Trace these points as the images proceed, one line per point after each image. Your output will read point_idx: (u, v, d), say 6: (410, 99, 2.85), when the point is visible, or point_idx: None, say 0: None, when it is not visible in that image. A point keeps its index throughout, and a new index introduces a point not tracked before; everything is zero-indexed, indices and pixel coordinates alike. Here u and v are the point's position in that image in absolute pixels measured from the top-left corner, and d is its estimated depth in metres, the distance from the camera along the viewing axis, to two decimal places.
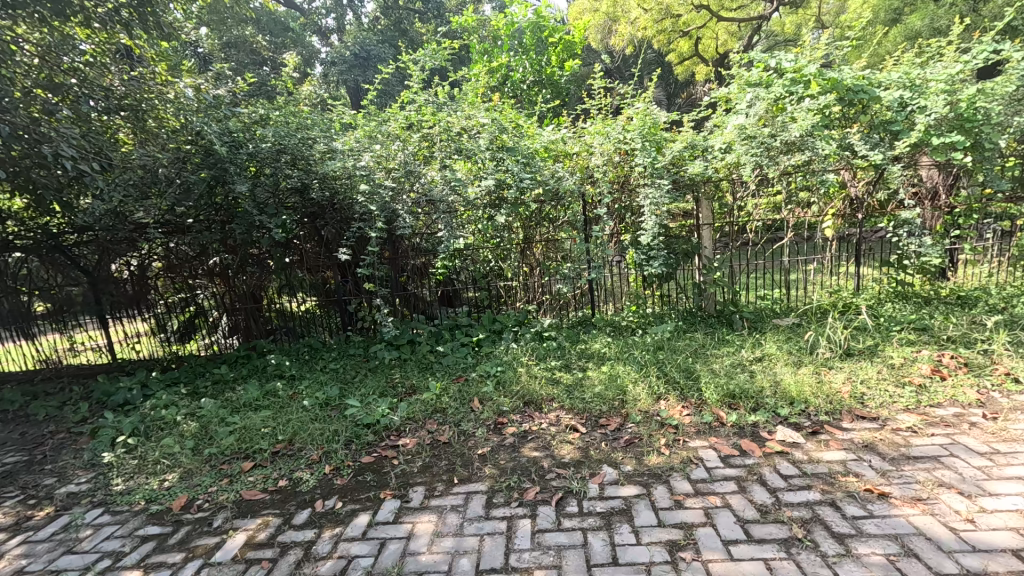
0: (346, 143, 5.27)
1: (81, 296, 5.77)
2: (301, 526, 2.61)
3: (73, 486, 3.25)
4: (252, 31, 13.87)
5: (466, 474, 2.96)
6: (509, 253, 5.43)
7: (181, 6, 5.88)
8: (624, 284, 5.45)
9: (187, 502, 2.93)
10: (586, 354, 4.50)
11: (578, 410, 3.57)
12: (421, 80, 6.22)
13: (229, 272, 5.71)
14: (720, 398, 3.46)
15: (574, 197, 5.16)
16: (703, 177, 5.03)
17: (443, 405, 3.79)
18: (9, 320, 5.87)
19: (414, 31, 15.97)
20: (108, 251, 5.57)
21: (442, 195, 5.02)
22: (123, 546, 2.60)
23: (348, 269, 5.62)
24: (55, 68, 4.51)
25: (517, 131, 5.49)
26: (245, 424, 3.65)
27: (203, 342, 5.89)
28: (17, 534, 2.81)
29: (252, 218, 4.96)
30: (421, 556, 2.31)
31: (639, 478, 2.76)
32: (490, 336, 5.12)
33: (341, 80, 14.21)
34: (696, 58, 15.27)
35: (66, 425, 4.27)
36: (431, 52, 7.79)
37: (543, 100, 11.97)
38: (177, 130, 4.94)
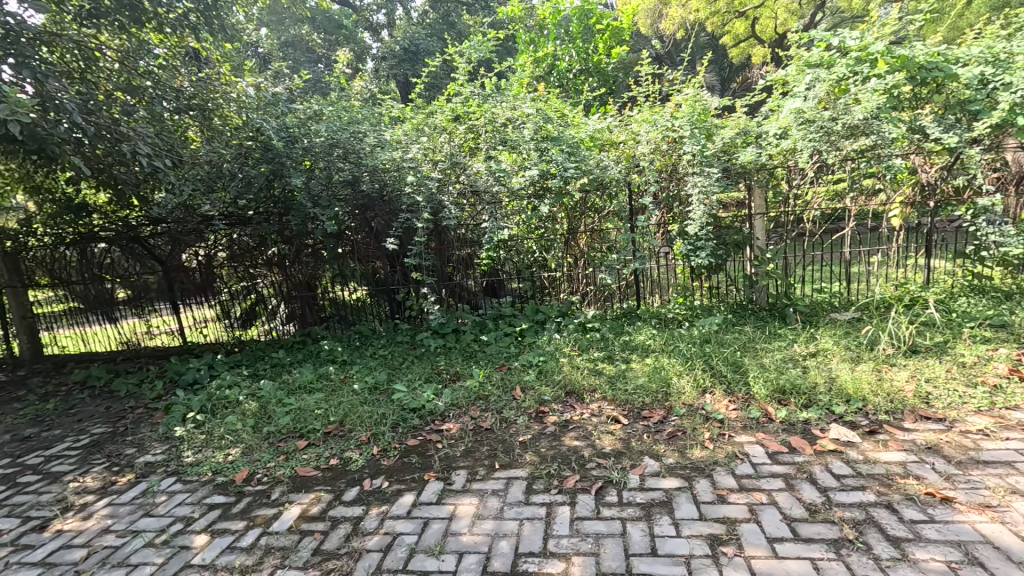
0: (394, 135, 5.44)
1: (156, 283, 6.26)
2: (350, 502, 2.75)
3: (150, 456, 3.56)
4: (307, 30, 14.55)
5: (508, 460, 3.02)
6: (553, 243, 5.42)
7: (244, 8, 6.17)
8: (671, 275, 5.32)
9: (248, 475, 3.15)
10: (630, 346, 4.45)
11: (620, 401, 3.55)
12: (467, 73, 6.27)
13: (286, 262, 6.00)
14: (768, 393, 3.35)
15: (620, 186, 5.10)
16: (755, 164, 4.84)
17: (486, 393, 3.86)
18: (96, 305, 6.46)
19: (461, 24, 16.11)
20: (179, 241, 6.01)
21: (487, 186, 5.09)
22: (193, 512, 2.83)
23: (396, 259, 5.79)
24: (133, 72, 4.89)
25: (562, 120, 5.49)
26: (300, 406, 3.86)
27: (263, 328, 6.24)
28: (104, 496, 3.11)
29: (306, 210, 5.15)
30: (462, 537, 2.39)
31: (681, 471, 2.73)
32: (533, 326, 5.16)
33: (391, 75, 14.53)
34: (752, 40, 14.65)
35: (144, 401, 4.66)
36: (477, 43, 7.86)
37: (589, 88, 11.82)
38: (240, 128, 5.30)
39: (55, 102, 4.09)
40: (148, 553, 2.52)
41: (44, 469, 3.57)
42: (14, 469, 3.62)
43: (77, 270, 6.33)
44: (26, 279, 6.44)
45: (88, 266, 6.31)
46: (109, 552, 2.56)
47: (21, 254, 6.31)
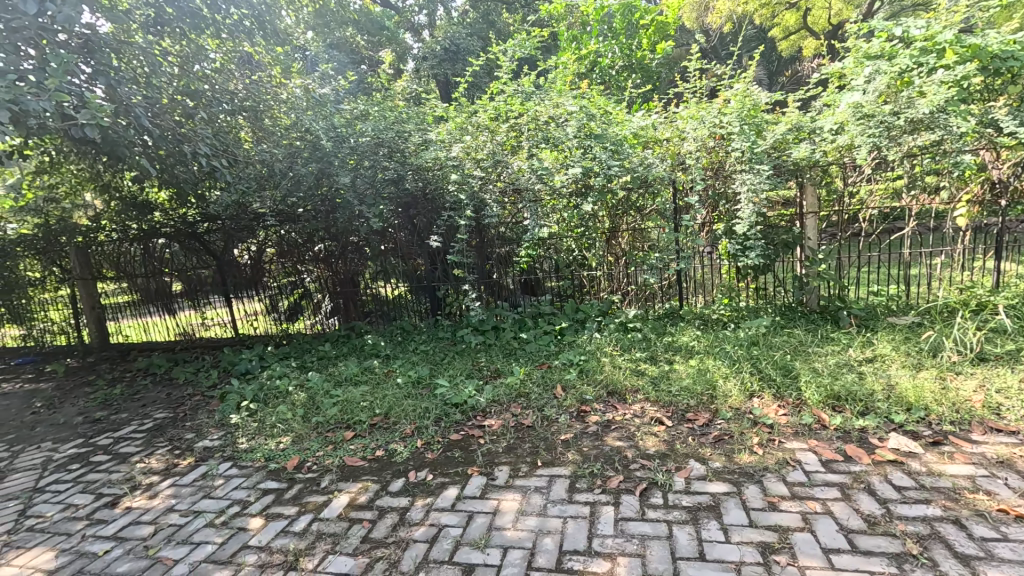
0: (439, 134, 5.50)
1: (211, 277, 6.57)
2: (396, 493, 2.82)
3: (208, 441, 3.74)
4: (352, 32, 14.60)
5: (550, 458, 3.03)
6: (594, 242, 5.38)
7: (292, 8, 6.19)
8: (715, 276, 5.20)
9: (299, 463, 3.27)
10: (673, 346, 4.38)
11: (664, 403, 3.50)
12: (510, 71, 6.29)
13: (331, 258, 6.19)
14: (822, 399, 3.22)
15: (664, 184, 5.01)
16: (808, 161, 4.65)
17: (527, 390, 3.88)
18: (156, 297, 6.82)
19: (501, 22, 16.16)
20: (232, 237, 6.29)
21: (529, 184, 5.09)
22: (249, 496, 2.97)
23: (437, 257, 5.87)
24: (191, 76, 5.18)
25: (606, 117, 5.41)
26: (347, 398, 3.99)
27: (309, 322, 6.43)
28: (168, 477, 3.30)
29: (353, 208, 5.31)
30: (506, 532, 2.41)
31: (729, 476, 2.67)
32: (573, 325, 5.14)
33: (431, 75, 14.71)
34: (803, 32, 14.25)
35: (201, 389, 4.91)
36: (520, 42, 7.90)
37: (633, 84, 11.65)
38: (289, 128, 5.47)
39: (125, 107, 4.41)
40: (209, 532, 2.65)
41: (113, 450, 3.81)
42: (87, 449, 3.89)
43: (140, 264, 6.72)
44: (95, 272, 6.90)
45: (149, 260, 6.68)
46: (173, 530, 2.72)
47: (92, 248, 6.77)
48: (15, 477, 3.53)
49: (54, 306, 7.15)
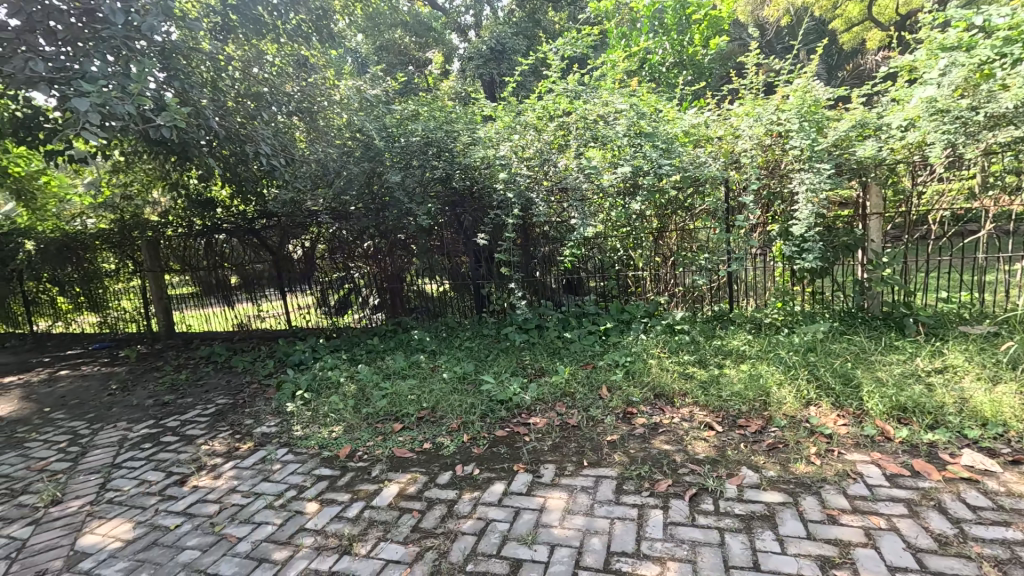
0: (487, 133, 5.56)
1: (267, 271, 6.84)
2: (444, 485, 2.89)
3: (266, 427, 3.93)
4: (401, 33, 14.91)
5: (596, 458, 3.01)
6: (641, 242, 5.32)
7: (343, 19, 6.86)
8: (768, 279, 5.02)
9: (350, 452, 3.39)
10: (722, 350, 4.27)
11: (714, 407, 3.41)
12: (559, 70, 6.28)
13: (379, 255, 6.29)
14: (886, 410, 3.06)
15: (716, 184, 4.87)
16: (874, 160, 4.43)
17: (572, 390, 3.87)
18: (216, 289, 7.16)
19: (547, 20, 16.13)
20: (288, 233, 6.53)
21: (577, 183, 5.09)
22: (305, 481, 3.10)
23: (481, 254, 5.91)
24: (251, 79, 5.57)
25: (656, 115, 5.30)
26: (395, 391, 4.10)
27: (356, 316, 6.51)
28: (230, 459, 3.49)
29: (403, 206, 5.46)
30: (553, 530, 2.42)
31: (784, 485, 2.58)
32: (618, 325, 5.10)
33: (477, 74, 14.84)
34: (868, 23, 13.59)
35: (258, 377, 5.16)
36: (571, 40, 7.88)
37: (684, 81, 11.40)
38: (342, 128, 5.75)
39: (196, 109, 4.72)
40: (269, 513, 2.80)
41: (180, 432, 4.06)
42: (157, 429, 4.16)
43: (202, 258, 7.10)
44: (163, 265, 7.34)
45: (210, 254, 7.04)
46: (236, 509, 2.88)
47: (161, 242, 7.22)
48: (96, 453, 3.82)
49: (127, 295, 7.67)
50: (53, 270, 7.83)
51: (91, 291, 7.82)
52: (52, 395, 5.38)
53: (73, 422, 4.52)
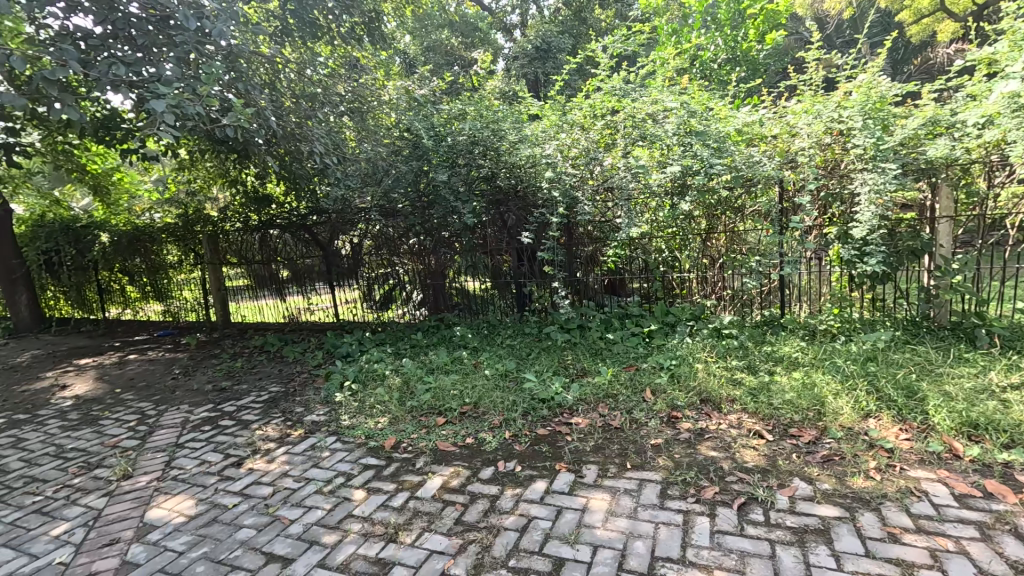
0: (533, 132, 5.60)
1: (317, 266, 7.00)
2: (486, 481, 2.92)
3: (315, 416, 4.08)
4: (447, 33, 15.10)
5: (639, 461, 2.97)
6: (688, 243, 5.19)
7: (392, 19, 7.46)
8: (823, 284, 4.82)
9: (395, 443, 3.48)
10: (773, 356, 4.12)
11: (764, 415, 3.30)
12: (608, 68, 6.20)
13: (422, 252, 6.33)
14: (955, 426, 2.88)
15: (770, 184, 4.69)
16: (945, 159, 4.16)
17: (615, 392, 3.82)
18: (268, 282, 7.40)
19: (593, 18, 16.02)
20: (337, 229, 6.66)
21: (624, 182, 5.01)
22: (352, 469, 3.21)
23: (524, 253, 5.89)
24: (305, 80, 5.90)
25: (708, 113, 5.15)
26: (439, 385, 4.18)
27: (399, 312, 6.61)
28: (282, 445, 3.65)
29: (449, 204, 5.57)
30: (596, 530, 2.41)
31: (840, 499, 2.47)
32: (662, 328, 5.00)
33: (522, 74, 14.91)
34: (939, 14, 12.78)
35: (308, 367, 5.37)
36: (620, 38, 7.80)
37: (736, 77, 11.08)
38: (389, 127, 6.07)
39: (257, 110, 4.97)
40: (319, 498, 2.91)
41: (236, 417, 4.28)
42: (215, 413, 4.39)
43: (257, 252, 7.34)
44: (222, 258, 7.67)
45: (265, 249, 7.26)
46: (288, 493, 3.00)
47: (220, 237, 7.56)
48: (161, 432, 4.08)
49: (188, 286, 8.11)
50: (124, 261, 8.35)
51: (157, 281, 8.31)
52: (123, 377, 5.78)
53: (141, 403, 4.84)
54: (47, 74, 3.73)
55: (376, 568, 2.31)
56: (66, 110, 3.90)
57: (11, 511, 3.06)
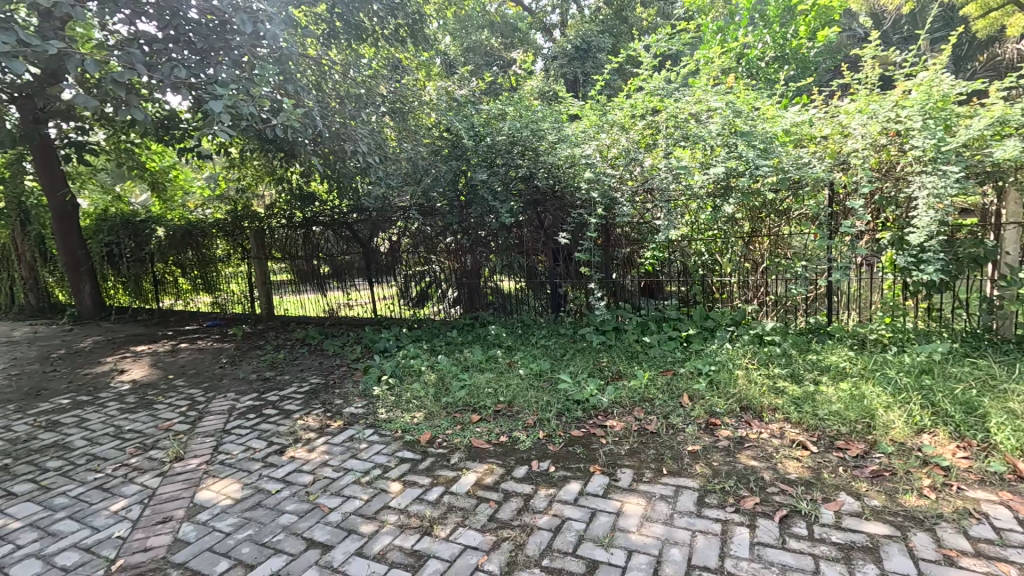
0: (574, 132, 5.58)
1: (356, 263, 7.12)
2: (520, 479, 2.93)
3: (354, 408, 4.19)
4: (487, 33, 15.20)
5: (676, 467, 2.92)
6: (730, 246, 5.08)
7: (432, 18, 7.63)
8: (874, 291, 4.58)
9: (431, 438, 3.53)
10: (818, 365, 3.97)
11: (809, 426, 3.19)
12: (651, 67, 6.11)
13: (459, 251, 6.38)
14: (1020, 446, 2.72)
15: (820, 186, 4.52)
16: (1014, 162, 3.93)
17: (651, 395, 3.77)
18: (309, 277, 7.58)
19: (634, 17, 15.81)
20: (377, 227, 6.73)
21: (664, 184, 4.94)
22: (389, 461, 3.28)
23: (560, 253, 5.86)
24: (351, 82, 6.29)
25: (755, 113, 5.02)
26: (474, 383, 4.22)
27: (434, 309, 6.67)
28: (322, 435, 3.76)
29: (488, 203, 5.65)
30: (631, 535, 2.38)
31: (890, 517, 2.36)
32: (701, 333, 4.89)
33: (560, 74, 14.85)
34: (1010, 7, 11.99)
35: (347, 360, 5.52)
36: (665, 36, 7.70)
37: (785, 76, 10.73)
38: (430, 127, 6.28)
39: (305, 110, 5.18)
40: (357, 489, 2.98)
41: (279, 406, 4.43)
42: (260, 402, 4.57)
43: (300, 248, 7.53)
44: (267, 253, 7.93)
45: (307, 245, 7.45)
46: (328, 482, 3.09)
47: (265, 233, 7.82)
48: (209, 418, 4.27)
49: (235, 279, 8.41)
50: (178, 254, 8.77)
51: (206, 274, 8.67)
52: (175, 364, 6.09)
53: (191, 389, 5.08)
54: (117, 77, 3.98)
55: (412, 559, 2.35)
56: (132, 111, 4.14)
57: (75, 485, 3.27)
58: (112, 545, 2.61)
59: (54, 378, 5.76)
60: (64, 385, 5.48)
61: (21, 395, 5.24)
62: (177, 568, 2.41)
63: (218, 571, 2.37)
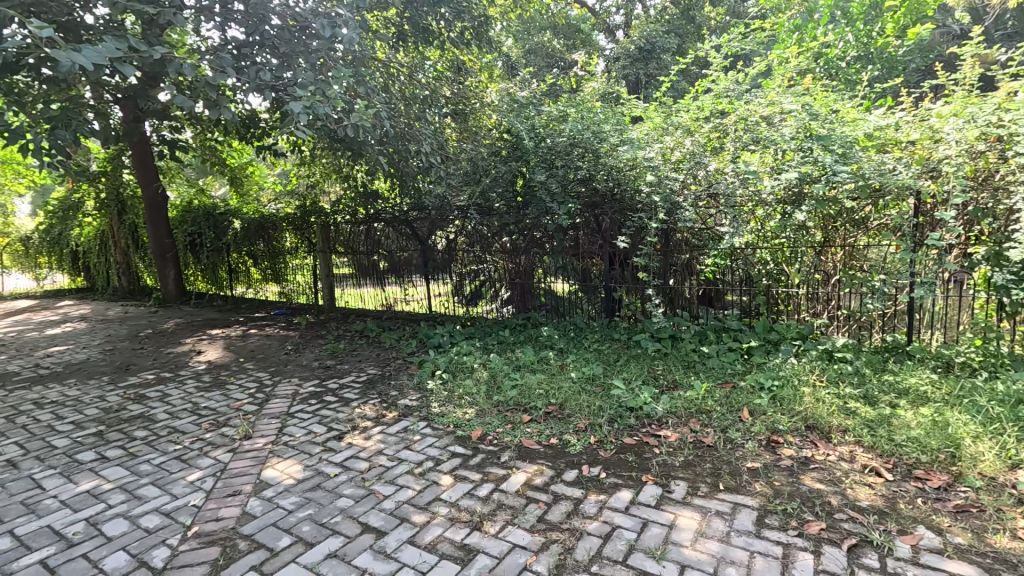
0: (639, 134, 5.47)
1: (414, 259, 7.31)
2: (570, 483, 2.91)
3: (408, 400, 4.31)
4: (549, 36, 15.24)
5: (733, 484, 2.81)
6: (800, 256, 4.82)
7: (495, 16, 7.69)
8: (963, 310, 4.25)
9: (482, 435, 3.58)
10: (896, 388, 3.69)
11: (884, 452, 2.97)
12: (722, 67, 5.89)
13: (513, 251, 6.40)
14: None
15: (904, 195, 4.21)
16: None
17: (708, 407, 3.63)
18: (369, 272, 7.85)
19: (702, 16, 15.36)
20: (435, 225, 6.88)
21: (730, 189, 4.78)
22: (441, 455, 3.35)
23: (617, 257, 5.77)
24: (417, 84, 6.60)
25: (834, 117, 4.72)
26: (525, 383, 4.24)
27: (486, 308, 6.74)
28: (378, 425, 3.89)
29: (545, 204, 5.64)
30: (684, 549, 2.32)
31: (977, 558, 2.16)
32: (764, 345, 4.66)
33: (623, 75, 14.67)
34: None
35: (402, 354, 5.70)
36: (737, 35, 7.41)
37: (868, 76, 10.08)
38: (490, 129, 6.40)
39: (375, 111, 5.40)
40: (410, 479, 3.07)
41: (338, 394, 4.63)
42: (321, 389, 4.79)
43: (362, 243, 7.81)
44: (331, 247, 8.28)
45: (368, 241, 7.72)
46: (382, 470, 3.20)
47: (330, 227, 8.17)
48: (275, 401, 4.53)
49: (301, 271, 8.84)
50: (251, 245, 9.34)
51: (275, 265, 9.16)
52: (246, 348, 6.50)
53: (259, 373, 5.41)
54: (210, 79, 4.31)
55: (461, 553, 2.39)
56: (221, 110, 4.46)
57: (158, 454, 3.56)
58: (189, 513, 2.82)
59: (141, 355, 6.29)
60: (150, 362, 5.98)
61: (113, 369, 5.76)
62: (245, 539, 2.57)
63: (281, 546, 2.50)
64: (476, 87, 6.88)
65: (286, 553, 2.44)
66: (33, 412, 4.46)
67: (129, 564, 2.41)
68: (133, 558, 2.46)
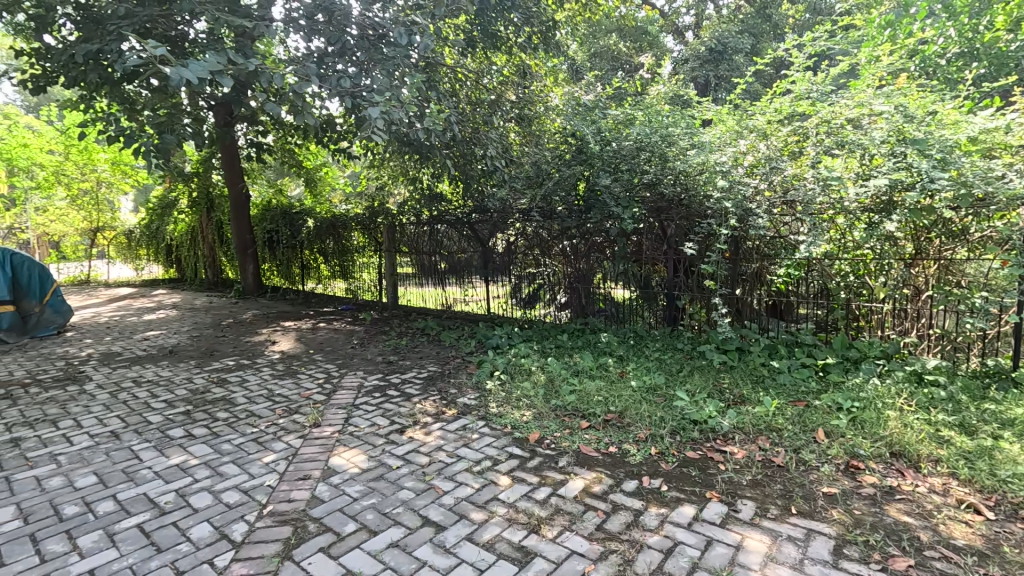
0: (711, 137, 5.32)
1: (473, 261, 7.42)
2: (630, 493, 2.85)
3: (467, 399, 4.39)
4: (615, 39, 15.12)
5: (808, 508, 2.64)
6: (887, 270, 4.43)
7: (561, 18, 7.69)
8: None
9: (539, 438, 3.58)
10: (999, 418, 3.34)
11: (984, 487, 2.70)
12: (802, 67, 5.63)
13: (573, 255, 6.34)
14: None
15: (1015, 205, 3.83)
16: None
17: (779, 425, 3.44)
18: (430, 272, 8.06)
19: (778, 16, 14.68)
20: (496, 227, 6.95)
21: (811, 195, 4.43)
22: (499, 455, 3.38)
23: (682, 264, 5.58)
24: (482, 88, 6.80)
25: (930, 118, 4.37)
26: (583, 388, 4.21)
27: (544, 311, 6.74)
28: (437, 421, 3.98)
29: (608, 208, 5.56)
30: (752, 573, 2.20)
31: None
32: (841, 363, 4.36)
33: (691, 77, 14.25)
34: None
35: (461, 353, 5.81)
36: (821, 32, 7.01)
37: (972, 75, 9.20)
38: (554, 132, 6.41)
39: (443, 115, 5.56)
40: (468, 476, 3.11)
41: (401, 389, 4.78)
42: (384, 382, 4.98)
43: (425, 243, 8.04)
44: (396, 246, 8.59)
45: (430, 241, 7.93)
46: (442, 465, 3.27)
47: (396, 228, 8.47)
48: (342, 392, 4.74)
49: (366, 269, 9.21)
50: (322, 243, 9.84)
51: (343, 263, 9.58)
52: (315, 340, 6.85)
53: (327, 364, 5.69)
54: (297, 88, 4.61)
55: (519, 554, 2.40)
56: (305, 116, 4.78)
57: (237, 436, 3.82)
58: (264, 492, 3.01)
59: (223, 342, 6.80)
60: (230, 349, 6.44)
61: (199, 354, 6.25)
62: (315, 521, 2.70)
63: (347, 531, 2.61)
64: (541, 91, 6.91)
65: (352, 539, 2.55)
66: (132, 389, 4.93)
67: (212, 536, 2.60)
68: (216, 530, 2.65)
